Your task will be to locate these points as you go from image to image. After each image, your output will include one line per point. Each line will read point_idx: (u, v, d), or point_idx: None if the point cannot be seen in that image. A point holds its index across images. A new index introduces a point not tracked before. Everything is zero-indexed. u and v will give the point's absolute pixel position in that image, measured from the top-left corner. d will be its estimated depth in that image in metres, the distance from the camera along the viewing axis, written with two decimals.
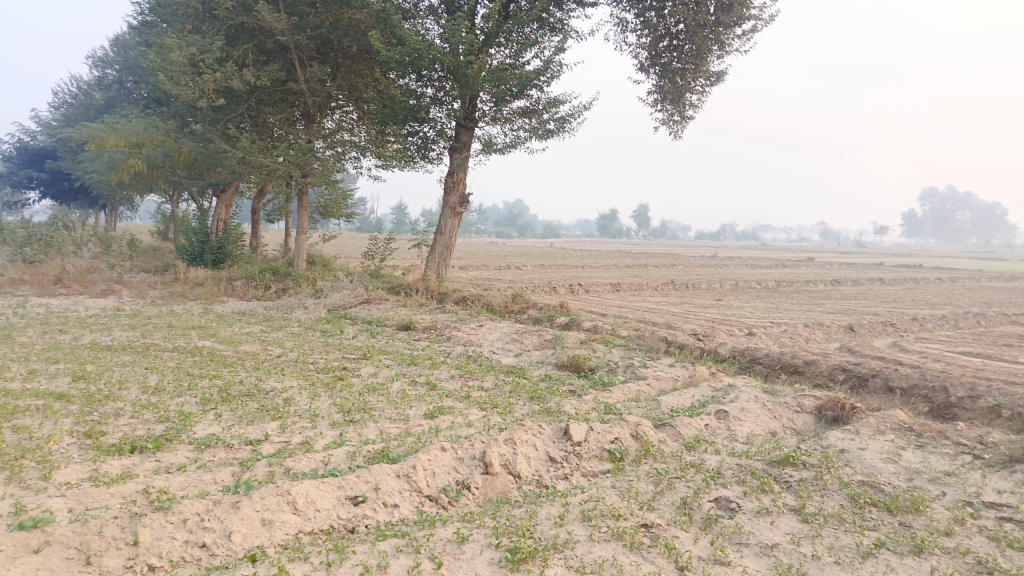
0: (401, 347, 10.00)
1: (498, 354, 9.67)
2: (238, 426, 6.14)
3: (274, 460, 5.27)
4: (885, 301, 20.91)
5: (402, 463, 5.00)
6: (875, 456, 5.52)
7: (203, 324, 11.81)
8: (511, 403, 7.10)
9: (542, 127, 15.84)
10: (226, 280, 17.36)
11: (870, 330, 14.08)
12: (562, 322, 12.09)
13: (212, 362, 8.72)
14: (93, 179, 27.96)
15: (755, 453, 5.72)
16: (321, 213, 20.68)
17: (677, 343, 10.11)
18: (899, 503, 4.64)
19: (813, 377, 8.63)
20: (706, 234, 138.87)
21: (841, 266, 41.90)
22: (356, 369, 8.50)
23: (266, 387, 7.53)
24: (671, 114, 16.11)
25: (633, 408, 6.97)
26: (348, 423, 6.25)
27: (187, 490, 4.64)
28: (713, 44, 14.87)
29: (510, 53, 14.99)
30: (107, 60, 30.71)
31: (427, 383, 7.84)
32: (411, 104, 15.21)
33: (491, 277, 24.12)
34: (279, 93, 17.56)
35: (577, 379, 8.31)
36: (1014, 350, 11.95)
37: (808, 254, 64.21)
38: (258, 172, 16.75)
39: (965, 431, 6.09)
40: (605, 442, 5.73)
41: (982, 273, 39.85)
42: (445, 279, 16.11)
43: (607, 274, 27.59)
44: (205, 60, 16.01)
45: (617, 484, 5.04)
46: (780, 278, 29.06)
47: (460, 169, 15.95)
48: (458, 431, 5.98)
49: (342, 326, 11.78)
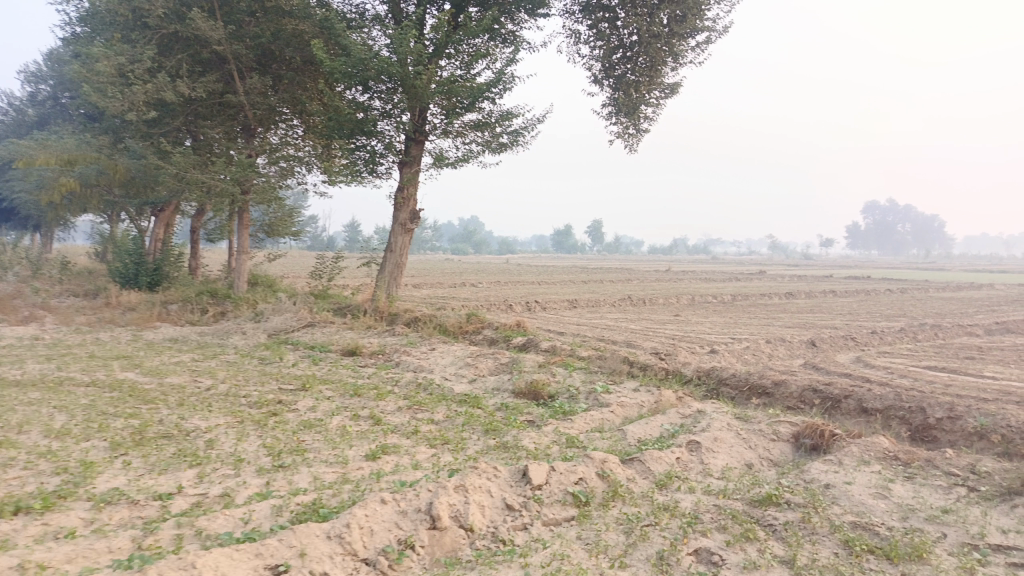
0: (345, 376, 9.25)
1: (450, 381, 8.99)
2: (148, 476, 5.36)
3: (183, 521, 4.52)
4: (841, 314, 20.90)
5: (335, 521, 4.28)
6: (864, 492, 5.01)
7: (129, 354, 10.86)
8: (464, 438, 6.45)
9: (495, 141, 15.33)
10: (161, 303, 16.32)
11: (832, 345, 13.81)
12: (519, 343, 11.47)
13: (130, 399, 7.84)
14: (22, 199, 26.46)
15: (733, 491, 5.17)
16: (266, 231, 19.69)
17: (640, 365, 9.56)
18: (899, 550, 4.12)
19: (783, 400, 8.17)
20: (659, 249, 140.57)
21: (792, 279, 42.36)
22: (294, 402, 7.72)
23: (188, 427, 6.73)
24: (626, 126, 15.70)
25: (597, 441, 6.37)
26: (276, 469, 5.51)
27: (73, 565, 3.85)
28: (667, 56, 14.55)
29: (460, 65, 14.48)
30: (39, 74, 29.16)
31: (371, 417, 7.10)
32: (358, 117, 14.50)
33: (446, 295, 23.37)
34: (217, 106, 16.70)
35: (536, 407, 7.68)
36: (977, 363, 11.75)
37: (760, 267, 65.08)
38: (196, 190, 15.81)
39: (955, 459, 5.62)
40: (568, 484, 5.10)
41: (930, 283, 40.59)
42: (396, 299, 15.32)
43: (564, 291, 26.99)
44: (135, 71, 15.11)
45: (583, 536, 4.43)
46: (738, 292, 29.02)
47: (410, 183, 15.25)
48: (402, 476, 5.30)
49: (283, 353, 10.96)
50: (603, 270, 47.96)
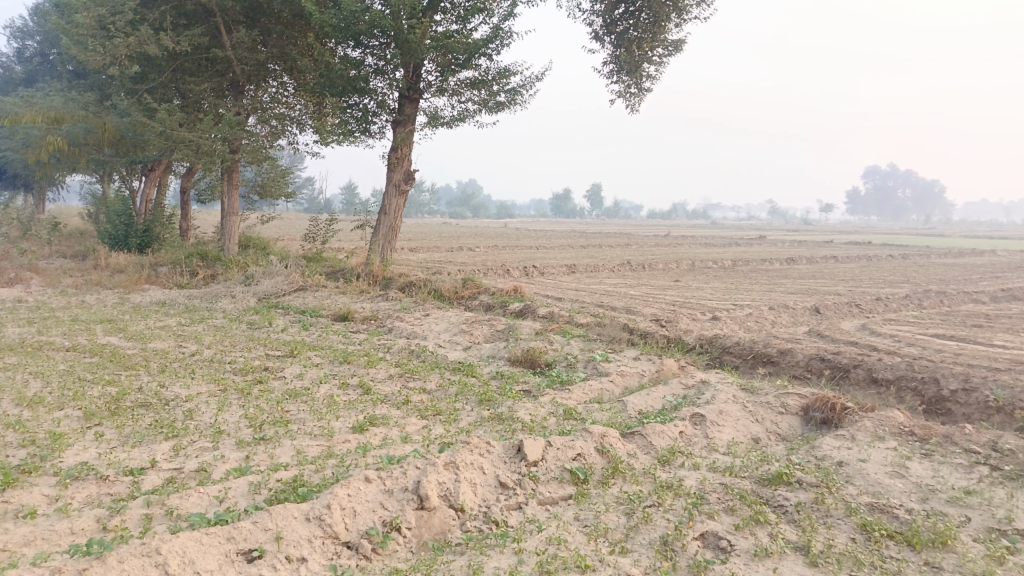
0: (335, 342, 8.93)
1: (444, 348, 8.66)
2: (120, 449, 5.05)
3: (153, 499, 4.20)
4: (843, 280, 20.55)
5: (315, 501, 3.97)
6: (879, 471, 4.72)
7: (113, 318, 10.49)
8: (457, 409, 6.15)
9: (492, 99, 14.78)
10: (150, 266, 15.92)
11: (836, 311, 13.50)
12: (515, 309, 11.16)
13: (110, 365, 7.52)
14: (11, 159, 25.83)
15: (740, 468, 4.88)
16: (258, 193, 19.18)
17: (640, 332, 9.24)
18: (921, 536, 3.84)
19: (789, 369, 7.89)
20: (657, 214, 139.68)
21: (792, 244, 41.89)
22: (280, 369, 7.42)
23: (167, 395, 6.42)
24: (628, 85, 15.16)
25: (596, 413, 6.07)
26: (257, 442, 5.19)
27: (30, 549, 3.56)
28: (671, 11, 13.96)
29: (456, 19, 13.88)
30: (26, 29, 28.32)
31: (360, 386, 6.79)
32: (351, 74, 13.92)
33: (442, 260, 22.96)
34: (203, 61, 16.04)
35: (533, 376, 7.38)
36: (986, 331, 11.46)
37: (762, 232, 64.77)
38: (183, 149, 15.25)
39: (974, 435, 5.32)
40: (566, 460, 4.80)
41: (932, 249, 40.17)
42: (390, 263, 14.88)
43: (562, 256, 26.54)
44: (116, 23, 14.55)
45: (581, 518, 4.15)
46: (738, 257, 28.66)
47: (404, 143, 14.67)
48: (390, 450, 4.99)
49: (272, 317, 10.62)
50: (603, 235, 47.44)
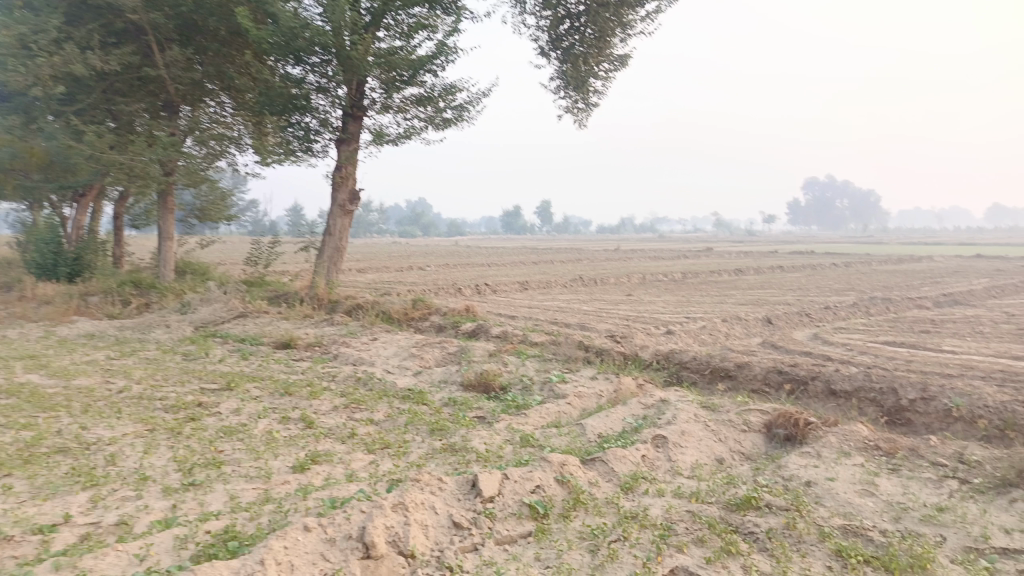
0: (277, 372, 8.46)
1: (393, 374, 8.29)
2: (29, 504, 4.53)
3: (62, 562, 3.71)
4: (792, 289, 20.79)
5: (247, 555, 3.56)
6: (849, 489, 4.54)
7: (35, 353, 9.76)
8: (406, 442, 5.78)
9: (438, 117, 14.51)
10: (80, 296, 15.08)
11: (787, 321, 13.55)
12: (468, 329, 10.82)
13: (27, 406, 6.91)
14: None
15: (707, 493, 4.64)
16: (198, 216, 18.46)
17: (596, 350, 9.00)
18: (899, 560, 3.64)
19: (747, 383, 7.75)
20: (605, 230, 141.04)
21: (737, 255, 42.58)
22: (215, 404, 6.93)
23: (89, 438, 5.89)
24: (575, 100, 15.07)
25: (554, 438, 5.78)
26: (186, 489, 4.75)
27: None
28: (615, 26, 13.95)
29: (398, 36, 13.58)
30: None
31: (302, 420, 6.36)
32: (292, 92, 13.49)
33: (391, 280, 22.50)
34: (135, 81, 15.39)
35: (487, 401, 7.06)
36: (932, 337, 11.60)
37: (707, 244, 65.87)
38: (114, 172, 14.50)
39: (940, 447, 5.22)
40: (523, 494, 4.48)
41: (869, 256, 41.41)
42: (336, 285, 14.39)
43: (513, 273, 26.29)
44: (39, 41, 13.87)
45: (541, 558, 3.84)
46: (688, 269, 28.84)
47: (349, 162, 14.26)
48: (334, 491, 4.60)
49: (210, 347, 10.06)
50: (553, 251, 47.45)
